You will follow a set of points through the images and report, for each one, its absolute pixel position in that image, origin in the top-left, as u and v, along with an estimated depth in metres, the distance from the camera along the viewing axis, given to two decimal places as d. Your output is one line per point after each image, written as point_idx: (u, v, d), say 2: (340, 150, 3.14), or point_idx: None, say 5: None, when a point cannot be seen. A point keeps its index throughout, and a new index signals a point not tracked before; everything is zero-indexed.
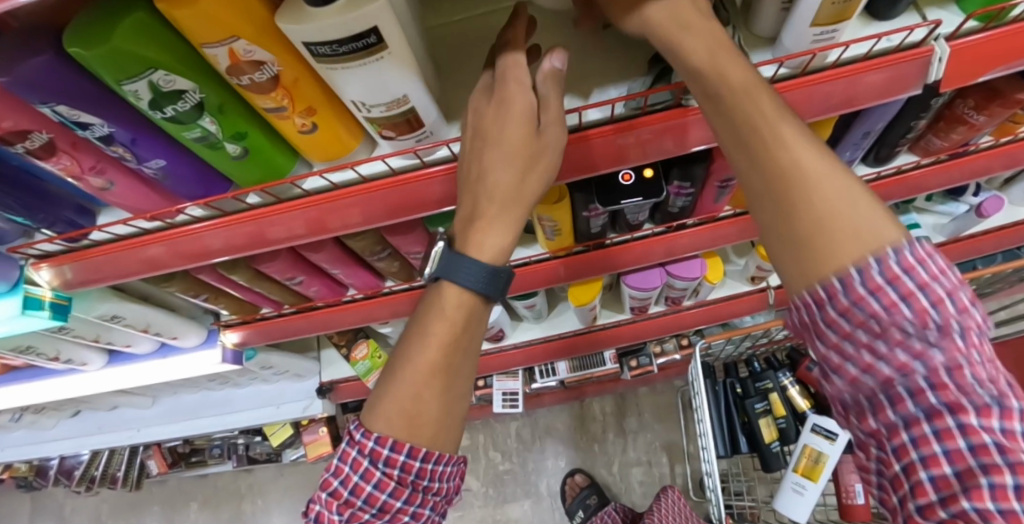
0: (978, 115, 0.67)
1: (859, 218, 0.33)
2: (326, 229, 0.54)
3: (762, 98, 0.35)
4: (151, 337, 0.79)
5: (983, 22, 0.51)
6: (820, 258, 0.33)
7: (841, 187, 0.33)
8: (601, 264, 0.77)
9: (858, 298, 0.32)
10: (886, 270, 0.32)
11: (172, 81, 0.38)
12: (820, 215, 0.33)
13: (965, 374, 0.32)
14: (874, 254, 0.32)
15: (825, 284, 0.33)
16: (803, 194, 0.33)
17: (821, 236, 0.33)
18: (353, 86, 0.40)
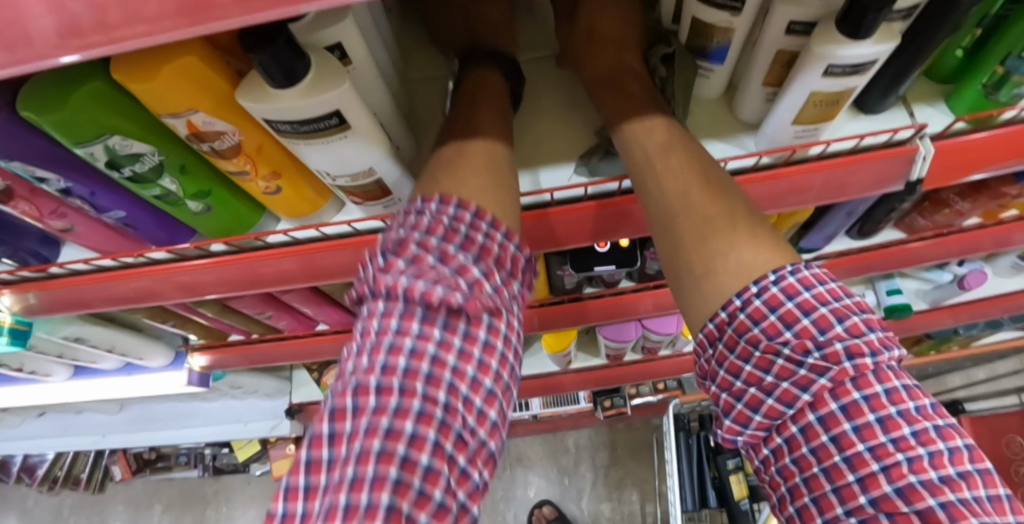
0: (963, 202, 0.67)
1: (742, 248, 0.40)
2: (313, 276, 0.53)
3: (674, 153, 0.43)
4: (117, 356, 0.78)
5: (971, 125, 0.50)
6: (709, 286, 0.40)
7: (725, 228, 0.40)
8: (575, 319, 0.76)
9: (741, 325, 0.39)
10: (767, 298, 0.38)
11: (130, 145, 0.37)
12: (711, 251, 0.40)
13: (830, 371, 0.36)
14: (755, 279, 0.38)
15: (714, 317, 0.40)
16: (692, 230, 0.41)
17: (711, 268, 0.40)
18: (318, 158, 0.39)
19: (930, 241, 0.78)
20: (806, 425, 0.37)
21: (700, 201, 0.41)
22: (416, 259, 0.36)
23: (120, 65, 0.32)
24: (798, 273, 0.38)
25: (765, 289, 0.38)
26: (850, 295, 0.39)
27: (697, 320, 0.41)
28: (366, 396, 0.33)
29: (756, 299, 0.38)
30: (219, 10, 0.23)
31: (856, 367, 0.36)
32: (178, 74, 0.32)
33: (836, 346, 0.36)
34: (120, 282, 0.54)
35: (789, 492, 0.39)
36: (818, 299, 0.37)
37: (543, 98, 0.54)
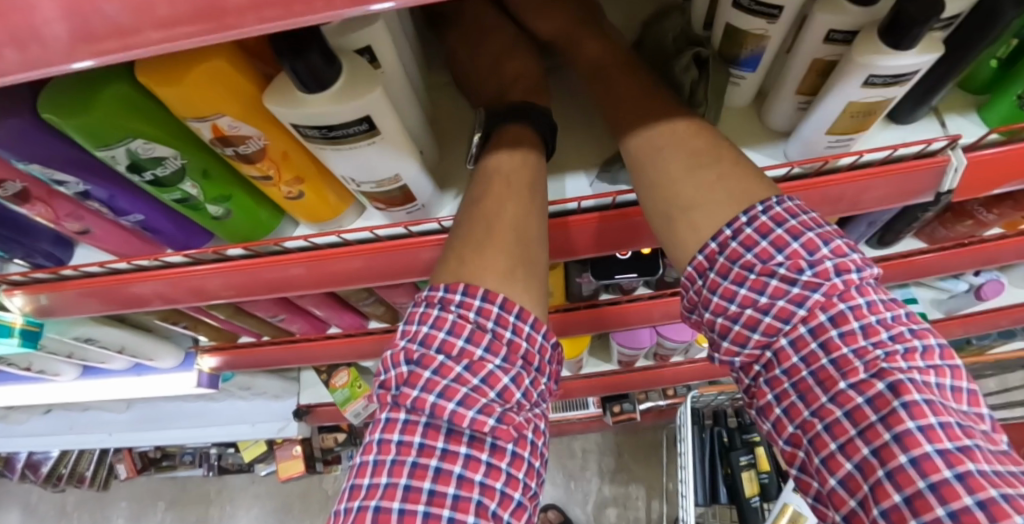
0: (987, 212, 0.66)
1: (730, 185, 0.40)
2: (330, 283, 0.52)
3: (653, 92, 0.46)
4: (126, 356, 0.77)
5: (1004, 136, 0.49)
6: (696, 217, 0.40)
7: (707, 161, 0.41)
8: (590, 325, 0.75)
9: (732, 251, 0.39)
10: (756, 225, 0.38)
11: (153, 149, 0.36)
12: (697, 188, 0.41)
13: (819, 290, 0.36)
14: (742, 209, 0.39)
15: (703, 249, 0.40)
16: (675, 163, 0.42)
17: (698, 203, 0.41)
18: (344, 164, 0.39)
19: (950, 251, 0.77)
20: (808, 352, 0.36)
21: (685, 142, 0.43)
22: (438, 323, 0.39)
23: (146, 67, 0.31)
24: (785, 202, 0.39)
25: (769, 208, 0.38)
26: (825, 219, 0.39)
27: (684, 255, 0.41)
28: (401, 474, 0.37)
29: (748, 227, 0.38)
30: (257, 13, 0.22)
31: (845, 283, 0.36)
32: (206, 77, 0.31)
33: (823, 258, 0.37)
34: (134, 286, 0.53)
35: (784, 412, 0.38)
36: (805, 227, 0.38)
37: (563, 105, 0.53)
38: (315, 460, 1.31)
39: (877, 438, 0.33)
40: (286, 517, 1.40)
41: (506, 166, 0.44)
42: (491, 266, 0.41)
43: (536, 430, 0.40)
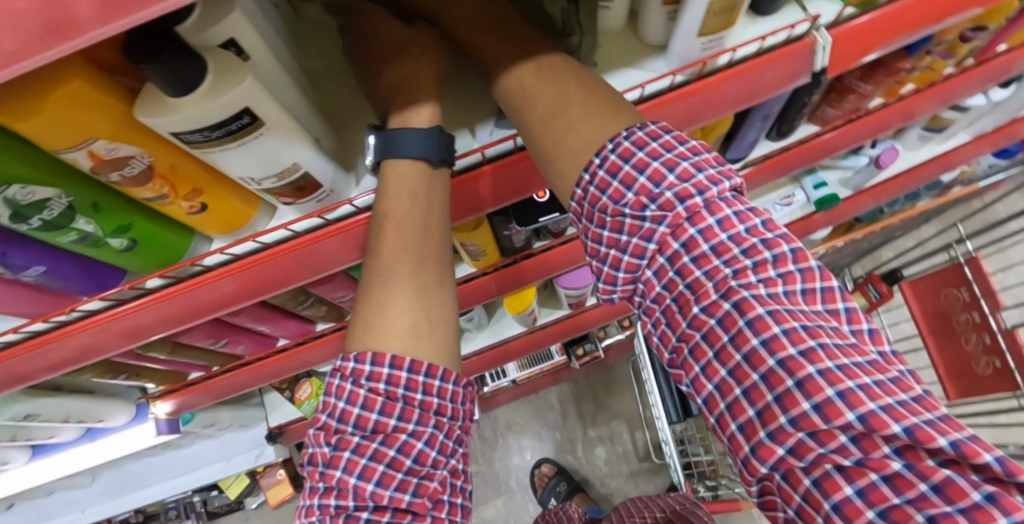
0: (865, 84, 0.71)
1: (580, 134, 0.42)
2: (264, 291, 0.50)
3: (504, 51, 0.47)
4: (75, 424, 0.74)
5: (860, 8, 0.53)
6: (560, 170, 0.43)
7: (557, 116, 0.43)
8: (527, 275, 0.76)
9: (593, 196, 0.42)
10: (607, 165, 0.41)
11: (32, 193, 0.34)
12: (556, 141, 0.43)
13: (670, 216, 0.39)
14: (599, 147, 0.42)
15: (575, 193, 0.43)
16: (535, 123, 0.44)
17: (555, 156, 0.43)
18: (238, 163, 0.38)
19: (842, 129, 0.83)
20: (670, 279, 0.40)
21: (547, 102, 0.44)
22: (353, 397, 0.42)
23: None
24: (634, 135, 0.41)
25: (618, 145, 0.41)
26: (687, 136, 0.42)
27: (564, 199, 0.44)
28: (330, 498, 0.41)
29: (601, 170, 0.41)
30: (97, 18, 0.21)
31: (691, 208, 0.39)
32: (67, 102, 0.29)
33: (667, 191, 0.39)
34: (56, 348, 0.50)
35: (661, 340, 0.42)
36: (652, 155, 0.40)
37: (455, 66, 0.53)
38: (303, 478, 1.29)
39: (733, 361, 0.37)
40: None
41: (399, 189, 0.44)
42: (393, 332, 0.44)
43: (458, 473, 0.44)
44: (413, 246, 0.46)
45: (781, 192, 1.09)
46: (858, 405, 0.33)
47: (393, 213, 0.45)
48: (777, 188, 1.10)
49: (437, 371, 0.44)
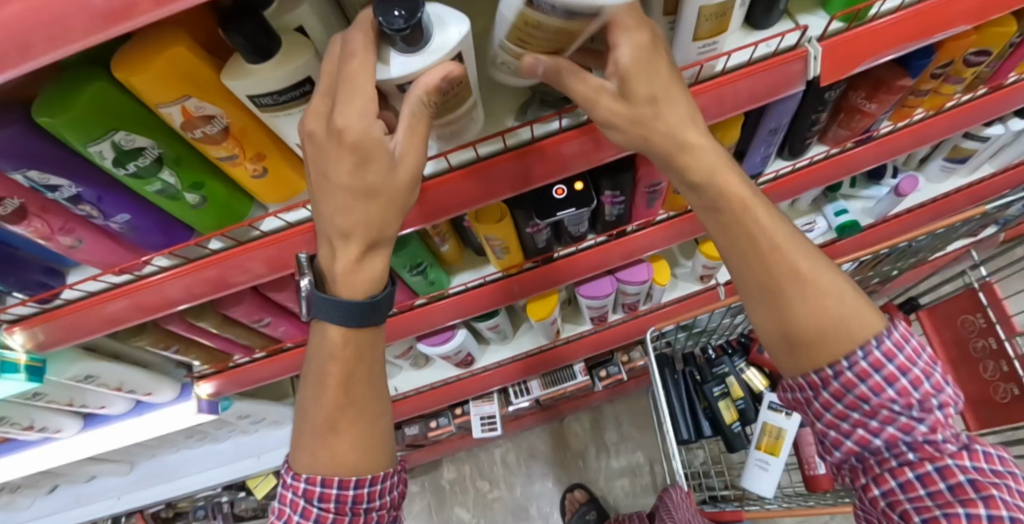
0: (869, 103, 0.75)
1: (853, 325, 0.47)
2: (288, 265, 0.58)
3: (803, 258, 0.47)
4: (125, 395, 0.80)
5: (847, 23, 0.58)
6: (818, 353, 0.47)
7: (846, 306, 0.47)
8: (499, 295, 0.82)
9: (852, 385, 0.46)
10: (868, 360, 0.46)
11: (133, 140, 0.43)
12: (815, 328, 0.47)
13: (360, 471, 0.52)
14: (860, 340, 0.46)
15: (818, 371, 0.48)
16: (797, 294, 0.46)
17: (822, 337, 0.47)
18: (294, 130, 0.46)
19: (870, 146, 0.86)
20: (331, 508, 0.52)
21: (779, 258, 0.47)
22: None
23: (121, 64, 0.38)
24: (893, 335, 0.47)
25: (856, 363, 0.46)
26: (912, 338, 0.48)
27: (804, 370, 0.49)
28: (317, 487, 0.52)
29: (863, 360, 0.46)
30: (118, 17, 0.31)
31: (923, 394, 0.48)
32: (172, 59, 0.38)
33: (865, 366, 0.46)
34: (142, 330, 0.68)
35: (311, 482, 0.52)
36: (898, 369, 0.46)
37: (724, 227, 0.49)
38: None
39: (910, 428, 0.47)
40: None
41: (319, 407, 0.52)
42: (347, 461, 0.52)
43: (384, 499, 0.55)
44: (369, 149, 0.40)
45: (804, 219, 1.12)
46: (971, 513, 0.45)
47: (341, 181, 0.42)
48: (798, 215, 1.13)
49: (365, 481, 0.53)
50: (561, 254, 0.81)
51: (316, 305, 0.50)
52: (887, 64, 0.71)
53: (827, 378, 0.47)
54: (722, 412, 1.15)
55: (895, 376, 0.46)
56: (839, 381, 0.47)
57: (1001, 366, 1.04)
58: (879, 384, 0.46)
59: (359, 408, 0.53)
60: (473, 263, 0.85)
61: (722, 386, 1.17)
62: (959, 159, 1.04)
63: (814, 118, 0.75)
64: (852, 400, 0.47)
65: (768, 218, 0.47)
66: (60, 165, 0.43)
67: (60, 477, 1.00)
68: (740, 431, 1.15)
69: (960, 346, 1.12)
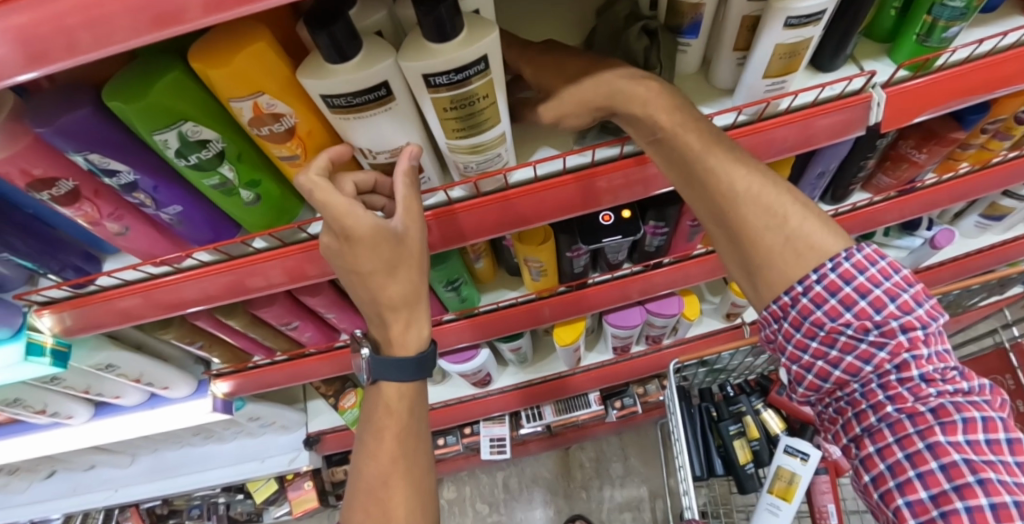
0: (918, 153, 0.74)
1: (809, 250, 0.48)
2: (304, 276, 0.58)
3: (746, 182, 0.48)
4: (141, 387, 0.78)
5: (912, 72, 0.58)
6: (774, 274, 0.49)
7: (799, 230, 0.48)
8: (525, 319, 0.81)
9: (807, 315, 0.48)
10: (821, 284, 0.47)
11: (199, 132, 0.42)
12: (771, 255, 0.49)
13: None
14: (820, 257, 0.48)
15: (777, 298, 0.50)
16: (741, 219, 0.49)
17: (771, 262, 0.49)
18: (361, 134, 0.45)
19: (896, 200, 0.86)
20: None
21: (719, 185, 0.48)
22: None
23: (199, 55, 0.38)
24: (854, 257, 0.48)
25: (809, 289, 0.48)
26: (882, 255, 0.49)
27: (764, 300, 0.51)
28: None
29: (817, 284, 0.47)
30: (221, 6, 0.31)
31: (912, 339, 0.47)
32: (251, 57, 0.38)
33: (819, 291, 0.48)
34: (167, 324, 0.66)
35: None
36: (858, 290, 0.47)
37: (702, 204, 0.51)
38: (327, 494, 1.14)
39: (870, 355, 0.48)
40: None
41: (374, 462, 0.58)
42: (400, 511, 0.57)
43: None
44: (380, 234, 0.47)
45: None
46: (956, 476, 0.45)
47: (380, 278, 0.50)
48: None
49: None
50: (595, 281, 0.79)
51: (376, 367, 0.58)
52: (940, 116, 0.70)
53: (786, 306, 0.49)
54: (736, 451, 1.04)
55: (853, 298, 0.47)
56: (796, 309, 0.49)
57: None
58: (835, 310, 0.47)
59: (412, 464, 0.59)
60: (505, 285, 0.84)
61: (738, 425, 1.06)
62: (996, 216, 1.00)
63: (861, 165, 0.74)
64: (809, 328, 0.49)
65: (701, 139, 0.48)
66: (122, 151, 0.42)
67: (61, 463, 0.97)
68: (754, 473, 1.03)
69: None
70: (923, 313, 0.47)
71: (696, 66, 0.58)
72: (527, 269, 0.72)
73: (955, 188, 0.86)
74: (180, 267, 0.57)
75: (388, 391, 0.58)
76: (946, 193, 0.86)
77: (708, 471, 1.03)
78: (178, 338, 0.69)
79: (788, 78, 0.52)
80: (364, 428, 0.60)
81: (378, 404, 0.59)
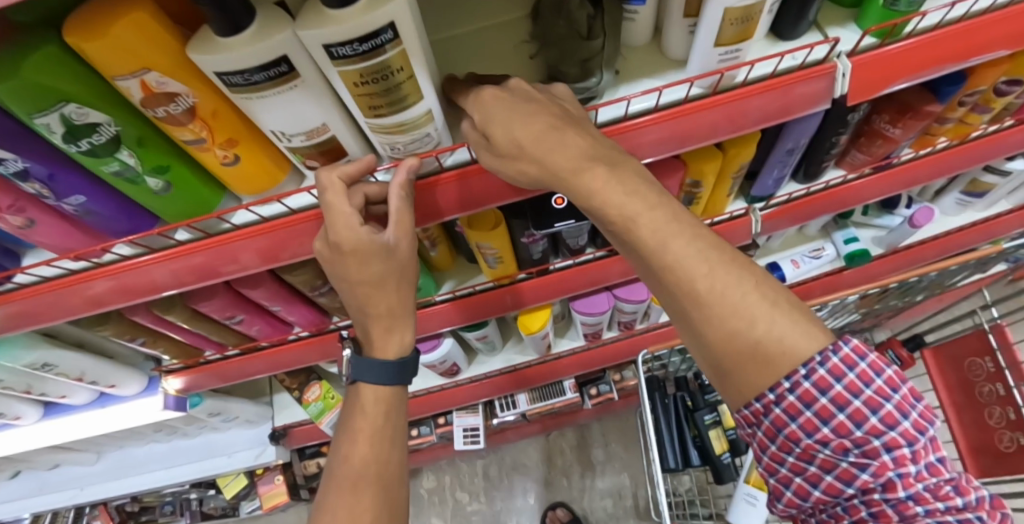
0: (894, 127, 0.70)
1: (781, 356, 0.43)
2: (281, 258, 0.54)
3: (705, 278, 0.43)
4: (88, 385, 0.75)
5: (879, 39, 0.54)
6: (744, 377, 0.44)
7: (768, 330, 0.43)
8: (488, 306, 0.77)
9: (776, 417, 0.44)
10: (794, 396, 0.43)
11: (86, 114, 0.38)
12: (735, 361, 0.44)
13: None
14: (791, 362, 0.43)
15: (749, 403, 0.45)
16: (701, 319, 0.44)
17: (737, 368, 0.44)
18: (270, 114, 0.41)
19: (872, 177, 0.82)
20: None
21: (676, 280, 0.44)
22: None
23: (71, 28, 0.34)
24: (840, 352, 0.43)
25: (782, 397, 0.43)
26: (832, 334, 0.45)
27: (736, 400, 0.47)
28: None
29: (790, 394, 0.43)
30: None
31: (860, 404, 0.43)
32: (130, 28, 0.34)
33: (792, 400, 0.43)
34: (102, 322, 0.63)
35: None
36: (820, 388, 0.42)
37: (662, 297, 0.47)
38: (299, 488, 1.11)
39: (852, 476, 0.43)
40: None
41: (346, 465, 0.55)
42: (366, 521, 0.52)
43: None
44: (367, 249, 0.49)
45: (811, 245, 1.04)
46: None
47: (369, 285, 0.52)
48: (806, 241, 1.05)
49: None
50: (557, 266, 0.76)
51: (355, 367, 0.57)
52: (916, 88, 0.66)
53: (759, 413, 0.45)
54: (712, 442, 1.02)
55: (829, 411, 0.43)
56: (769, 418, 0.45)
57: (1007, 413, 0.93)
58: (810, 422, 0.43)
59: (381, 466, 0.56)
60: (466, 272, 0.81)
61: (714, 414, 1.04)
62: (978, 193, 0.96)
63: (833, 141, 0.71)
64: (783, 441, 0.45)
65: (654, 230, 0.44)
66: (4, 138, 0.38)
67: (20, 463, 0.94)
68: (730, 462, 1.01)
69: (965, 390, 1.03)
70: (909, 427, 0.42)
71: (648, 36, 0.54)
72: (484, 256, 0.68)
73: (932, 164, 0.82)
74: (102, 261, 0.54)
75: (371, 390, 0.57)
76: (925, 169, 0.83)
77: (684, 462, 1.01)
78: (117, 336, 0.66)
79: (744, 45, 0.49)
80: (340, 433, 0.58)
81: (358, 404, 0.58)
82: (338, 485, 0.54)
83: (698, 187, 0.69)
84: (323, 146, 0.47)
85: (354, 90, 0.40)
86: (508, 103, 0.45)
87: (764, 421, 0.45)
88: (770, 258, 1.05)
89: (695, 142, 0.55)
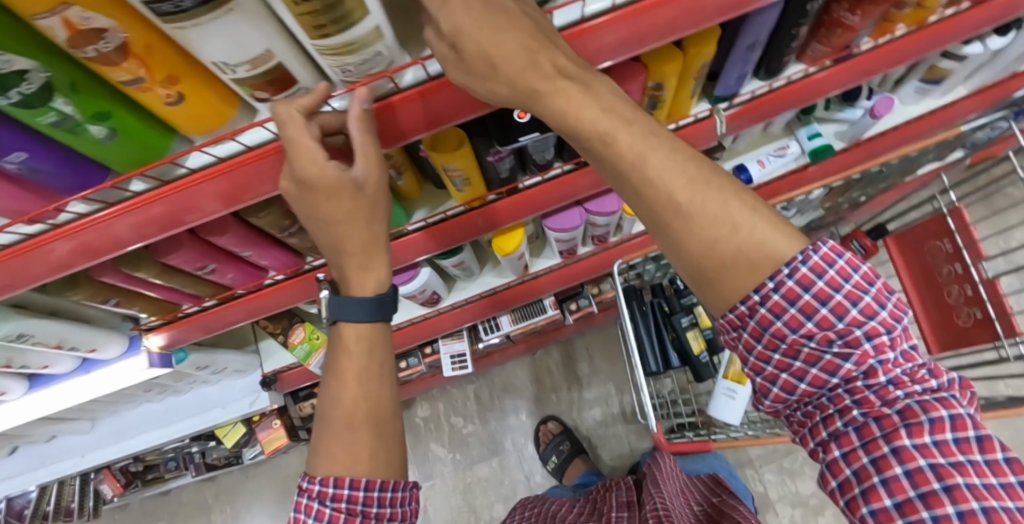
0: (853, 15, 0.70)
1: (767, 258, 0.43)
2: (242, 199, 0.53)
3: (684, 186, 0.44)
4: (68, 353, 0.75)
5: None
6: (728, 282, 0.45)
7: (747, 233, 0.43)
8: (460, 232, 0.78)
9: (763, 318, 0.44)
10: (777, 293, 0.43)
11: (9, 62, 0.35)
12: (718, 266, 0.44)
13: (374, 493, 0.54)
14: (774, 262, 0.43)
15: (734, 307, 0.46)
16: (684, 228, 0.45)
17: (721, 272, 0.45)
18: (208, 43, 0.38)
19: (834, 68, 0.82)
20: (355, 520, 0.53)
21: (659, 190, 0.44)
22: None
23: None
24: (820, 250, 0.43)
25: (767, 297, 0.43)
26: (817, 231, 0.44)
27: (721, 306, 0.47)
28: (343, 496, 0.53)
29: (775, 293, 0.43)
30: None
31: (843, 297, 0.43)
32: None
33: (776, 299, 0.43)
34: (71, 286, 0.62)
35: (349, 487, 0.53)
36: (804, 285, 0.42)
37: (645, 209, 0.47)
38: (298, 430, 1.14)
39: (836, 367, 0.44)
40: (289, 503, 1.35)
41: (336, 407, 0.57)
42: (364, 458, 0.55)
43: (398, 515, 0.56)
44: (337, 186, 0.49)
45: (775, 144, 1.05)
46: (915, 429, 0.42)
47: (346, 225, 0.53)
48: (771, 141, 1.06)
49: (376, 486, 0.54)
50: (526, 185, 0.76)
51: (334, 308, 0.58)
52: None
53: (745, 315, 0.45)
54: (690, 342, 1.06)
55: (813, 307, 0.43)
56: (755, 319, 0.45)
57: (965, 291, 0.94)
58: (796, 319, 0.43)
59: (371, 404, 0.57)
60: (434, 199, 0.81)
61: (690, 316, 1.07)
62: (935, 80, 0.98)
63: (793, 33, 0.70)
64: (769, 339, 0.45)
65: (633, 143, 0.44)
66: None
67: (16, 438, 0.95)
68: (709, 361, 1.06)
69: (925, 269, 1.02)
70: (887, 316, 0.43)
71: None
72: (451, 180, 0.68)
73: (891, 52, 0.82)
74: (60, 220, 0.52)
75: (354, 332, 0.58)
76: (886, 57, 0.83)
77: (665, 365, 1.08)
78: (90, 298, 0.65)
79: None
80: (327, 379, 0.59)
81: (340, 346, 0.58)
82: (334, 434, 0.56)
83: (661, 90, 0.68)
84: (269, 75, 0.44)
85: (296, 9, 0.37)
86: (483, 13, 0.42)
87: (752, 322, 0.45)
88: (736, 161, 1.06)
89: (656, 40, 0.54)
